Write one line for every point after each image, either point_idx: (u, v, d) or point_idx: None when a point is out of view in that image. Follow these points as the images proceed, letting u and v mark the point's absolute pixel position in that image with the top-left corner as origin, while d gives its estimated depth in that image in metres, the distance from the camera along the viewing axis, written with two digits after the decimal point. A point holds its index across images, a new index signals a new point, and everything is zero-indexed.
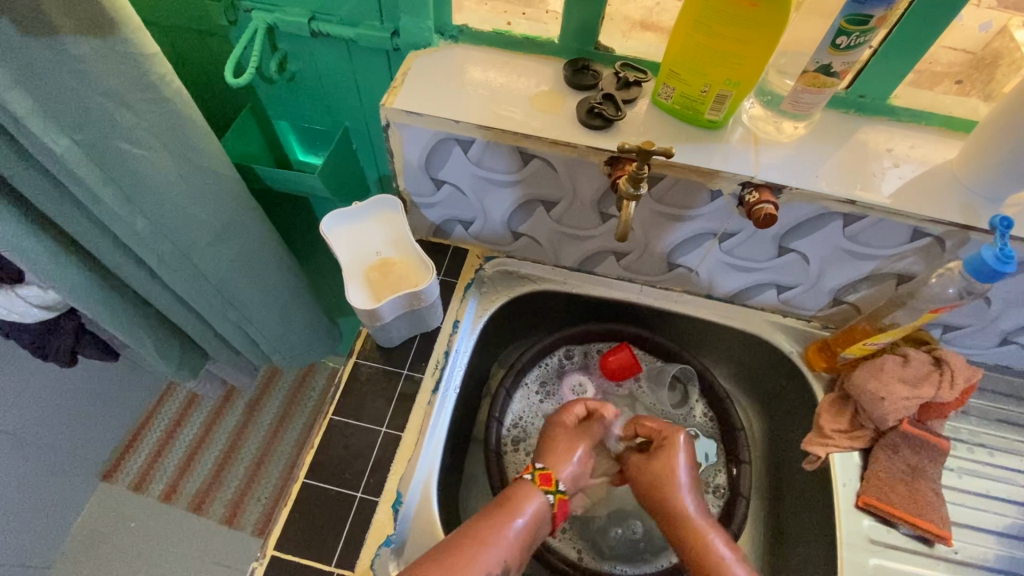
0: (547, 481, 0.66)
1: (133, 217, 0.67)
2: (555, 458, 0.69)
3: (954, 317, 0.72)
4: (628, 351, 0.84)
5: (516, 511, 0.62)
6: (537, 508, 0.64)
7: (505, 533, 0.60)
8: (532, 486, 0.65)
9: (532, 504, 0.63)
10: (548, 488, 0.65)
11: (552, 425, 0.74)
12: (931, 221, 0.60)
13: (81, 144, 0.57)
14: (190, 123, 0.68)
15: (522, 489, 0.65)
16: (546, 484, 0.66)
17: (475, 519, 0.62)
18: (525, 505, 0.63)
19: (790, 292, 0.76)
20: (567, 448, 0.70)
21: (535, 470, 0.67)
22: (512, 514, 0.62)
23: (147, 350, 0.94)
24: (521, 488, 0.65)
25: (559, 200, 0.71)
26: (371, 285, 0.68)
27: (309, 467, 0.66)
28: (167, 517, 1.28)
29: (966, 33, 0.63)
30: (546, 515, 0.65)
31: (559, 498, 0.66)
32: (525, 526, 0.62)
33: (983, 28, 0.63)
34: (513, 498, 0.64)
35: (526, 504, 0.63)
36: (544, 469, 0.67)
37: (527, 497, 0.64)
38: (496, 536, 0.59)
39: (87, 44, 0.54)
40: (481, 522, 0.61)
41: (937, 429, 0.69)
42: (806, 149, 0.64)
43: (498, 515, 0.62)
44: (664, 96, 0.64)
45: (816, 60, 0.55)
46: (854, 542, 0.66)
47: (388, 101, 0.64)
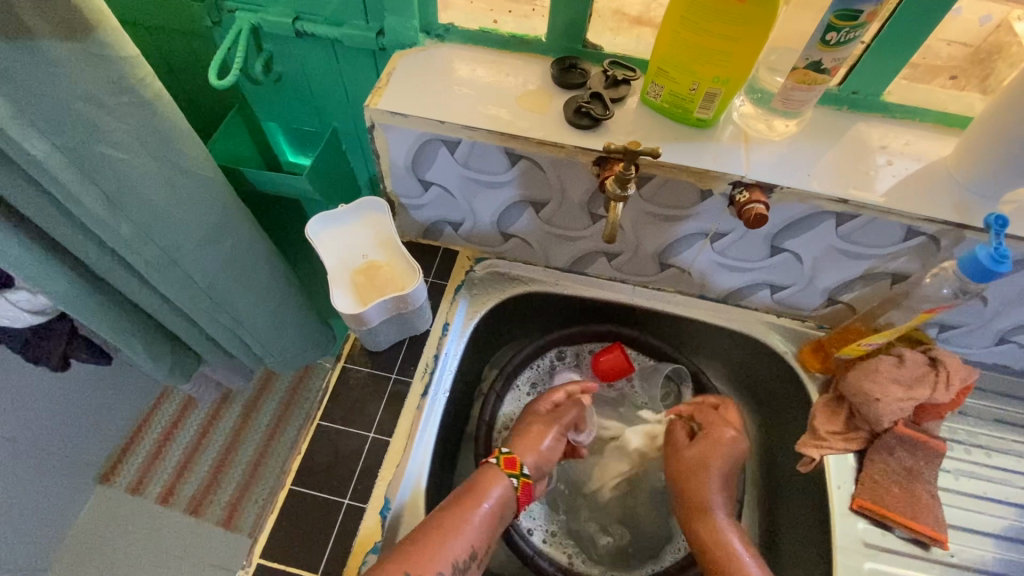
0: (511, 466, 0.66)
1: (118, 221, 0.66)
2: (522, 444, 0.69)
3: (950, 316, 0.71)
4: (620, 351, 0.82)
5: (482, 496, 0.62)
6: (503, 492, 0.64)
7: (471, 520, 0.60)
8: (498, 471, 0.65)
9: (498, 488, 0.64)
10: (512, 472, 0.65)
11: (528, 413, 0.74)
12: (925, 220, 0.59)
13: (61, 148, 0.57)
14: (173, 126, 0.67)
15: (487, 474, 0.65)
16: (510, 468, 0.66)
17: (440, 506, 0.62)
18: (490, 490, 0.63)
19: (784, 291, 0.75)
20: (535, 437, 0.70)
21: (501, 453, 0.67)
22: (478, 500, 0.62)
23: (138, 354, 0.93)
24: (486, 474, 0.65)
25: (548, 201, 0.70)
26: (357, 289, 0.68)
27: (296, 474, 0.66)
28: (163, 521, 1.26)
29: (964, 26, 0.62)
30: (511, 499, 0.65)
31: (522, 482, 0.66)
32: (492, 510, 0.62)
33: (982, 21, 0.61)
34: (478, 484, 0.64)
35: (492, 489, 0.64)
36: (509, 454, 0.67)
37: (492, 482, 0.64)
38: (462, 524, 0.59)
39: (64, 47, 0.53)
40: (447, 510, 0.61)
41: (933, 430, 0.68)
42: (798, 148, 0.63)
43: (464, 501, 0.62)
44: (653, 94, 0.63)
45: (806, 57, 0.54)
46: (848, 546, 0.65)
47: (372, 102, 0.63)
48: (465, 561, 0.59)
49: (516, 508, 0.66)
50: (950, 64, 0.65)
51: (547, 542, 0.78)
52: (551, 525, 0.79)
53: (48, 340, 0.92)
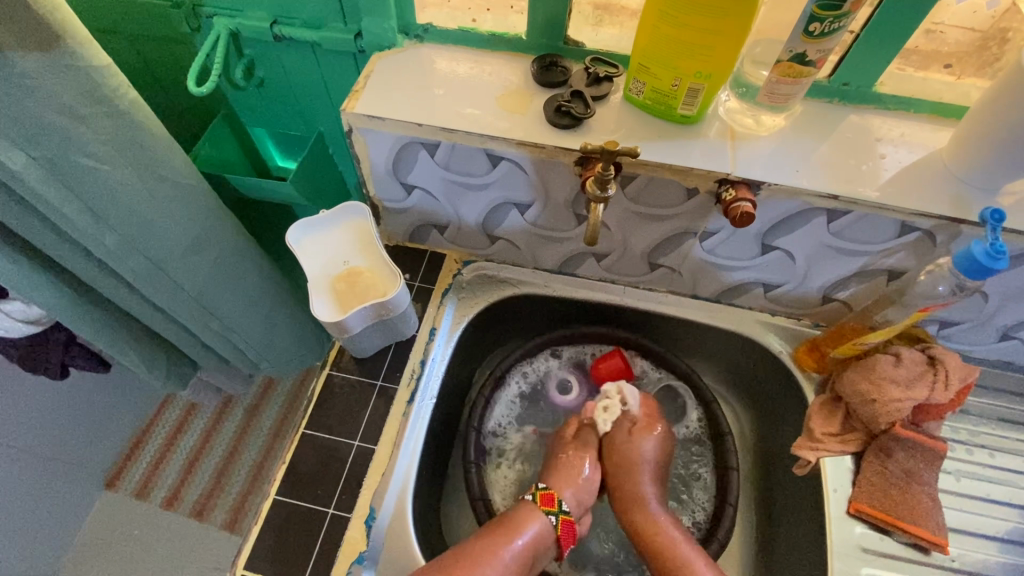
0: (549, 502, 0.68)
1: (101, 232, 0.66)
2: (561, 479, 0.71)
3: (949, 313, 0.69)
4: (619, 358, 0.82)
5: (516, 531, 0.64)
6: (539, 529, 0.65)
7: (503, 556, 0.61)
8: (534, 506, 0.67)
9: (533, 525, 0.65)
10: (551, 509, 0.67)
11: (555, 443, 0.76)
12: (919, 215, 0.57)
13: (38, 161, 0.56)
14: (151, 135, 0.67)
15: (524, 511, 0.66)
16: (548, 505, 0.67)
17: (477, 538, 0.63)
18: (526, 526, 0.64)
19: (778, 290, 0.73)
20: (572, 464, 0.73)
21: (539, 490, 0.69)
22: (511, 536, 0.63)
23: (132, 364, 0.93)
24: (526, 510, 0.66)
25: (532, 203, 0.69)
26: (338, 296, 0.67)
27: (281, 483, 0.65)
28: (167, 527, 1.23)
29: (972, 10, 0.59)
30: (549, 536, 0.66)
31: (562, 519, 0.67)
32: (525, 547, 0.63)
33: (989, 5, 0.58)
34: (515, 518, 0.65)
35: (527, 525, 0.65)
36: (547, 490, 0.69)
37: (529, 518, 0.65)
38: (493, 555, 0.61)
39: (34, 58, 0.52)
40: (484, 543, 0.62)
41: (933, 431, 0.66)
42: (787, 142, 0.61)
43: (498, 535, 0.63)
44: (636, 91, 0.61)
45: (790, 49, 0.52)
46: (845, 551, 0.63)
47: (349, 106, 0.62)
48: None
49: (556, 545, 0.67)
50: (957, 49, 0.62)
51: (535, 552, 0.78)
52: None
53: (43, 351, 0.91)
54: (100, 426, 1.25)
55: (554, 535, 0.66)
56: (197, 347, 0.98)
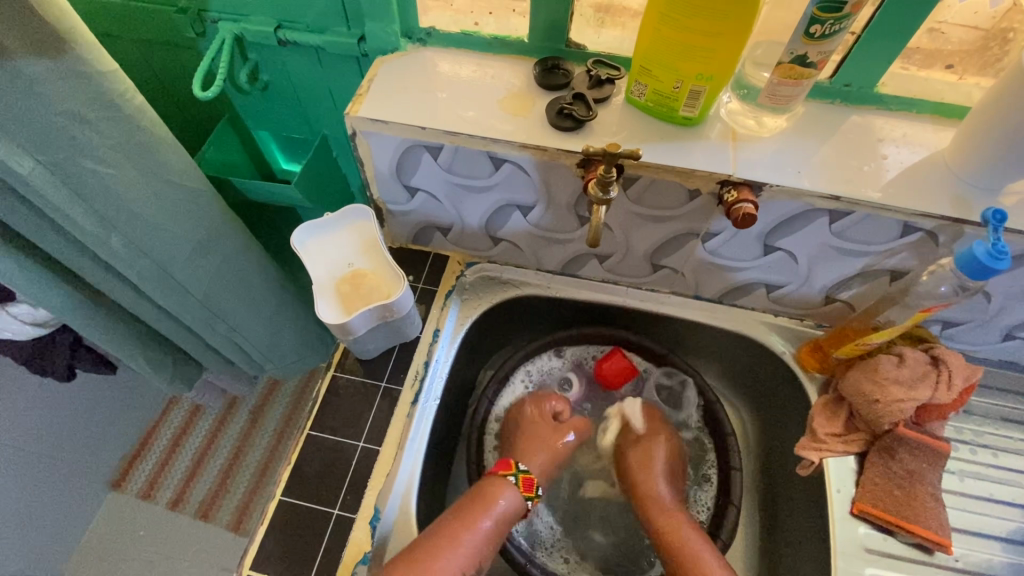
0: (508, 467, 0.71)
1: (109, 235, 0.66)
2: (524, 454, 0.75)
3: (952, 313, 0.69)
4: (620, 356, 0.82)
5: (490, 507, 0.65)
6: (510, 505, 0.67)
7: (477, 531, 0.63)
8: (498, 476, 0.69)
9: (504, 500, 0.67)
10: (511, 472, 0.70)
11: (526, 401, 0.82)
12: (922, 216, 0.57)
13: (46, 165, 0.57)
14: (157, 140, 0.68)
15: (495, 486, 0.68)
16: (508, 469, 0.70)
17: (447, 515, 0.64)
18: (499, 503, 0.66)
19: (780, 290, 0.73)
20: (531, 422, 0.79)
21: (519, 473, 0.70)
22: (485, 513, 0.65)
23: (138, 365, 0.93)
24: (495, 484, 0.68)
25: (535, 204, 0.69)
26: (342, 298, 0.68)
27: (286, 483, 0.66)
28: (173, 527, 1.24)
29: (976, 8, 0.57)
30: (518, 510, 0.68)
31: (522, 476, 0.70)
32: (495, 522, 0.65)
33: (993, 4, 0.56)
34: (489, 495, 0.67)
35: (500, 500, 0.66)
36: (527, 475, 0.71)
37: (501, 493, 0.67)
38: (467, 531, 0.62)
39: (41, 64, 0.53)
40: (459, 518, 0.63)
41: (937, 431, 0.66)
42: (788, 144, 0.61)
43: (471, 511, 0.64)
44: (638, 93, 0.61)
45: (791, 51, 0.53)
46: (848, 551, 0.63)
47: (352, 110, 0.62)
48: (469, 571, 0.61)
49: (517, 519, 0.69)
50: (957, 48, 0.61)
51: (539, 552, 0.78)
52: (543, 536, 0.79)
53: (50, 353, 0.92)
54: (106, 427, 1.26)
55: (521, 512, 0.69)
56: (202, 348, 0.99)
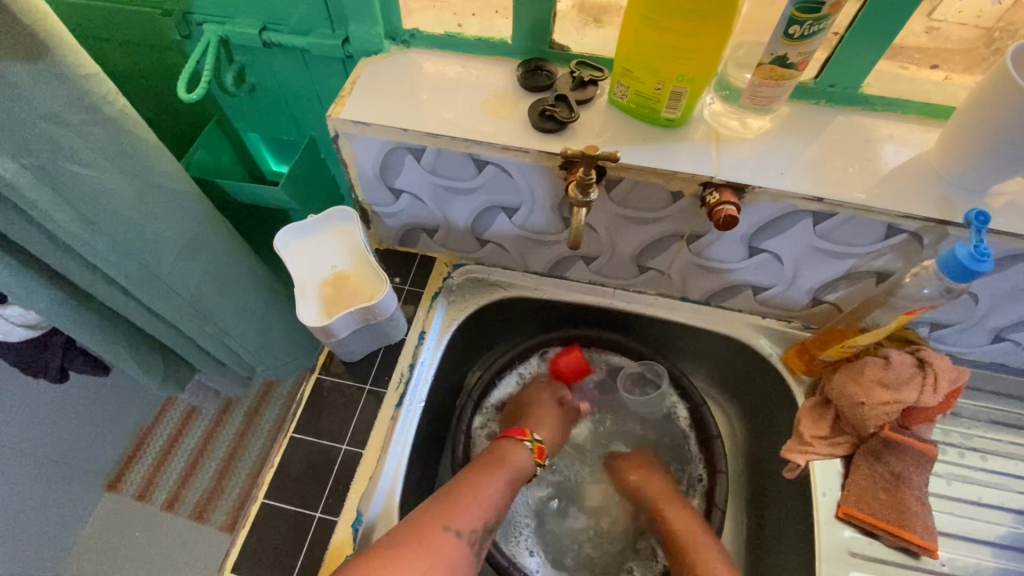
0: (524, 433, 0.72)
1: (94, 238, 0.66)
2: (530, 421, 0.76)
3: (939, 314, 0.68)
4: (577, 353, 0.82)
5: (505, 462, 0.68)
6: (523, 459, 0.70)
7: (498, 484, 0.65)
8: (513, 441, 0.71)
9: (518, 455, 0.70)
10: (527, 438, 0.72)
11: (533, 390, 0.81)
12: (905, 217, 0.57)
13: (29, 168, 0.57)
14: (142, 142, 0.68)
15: (507, 445, 0.71)
16: (524, 435, 0.72)
17: (466, 470, 0.67)
18: (512, 459, 0.69)
19: (767, 292, 0.73)
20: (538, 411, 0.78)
21: (535, 440, 0.72)
22: (499, 465, 0.67)
23: (128, 368, 0.93)
24: (506, 445, 0.71)
25: (519, 206, 0.69)
26: (326, 301, 0.68)
27: (270, 485, 0.66)
28: (168, 528, 1.24)
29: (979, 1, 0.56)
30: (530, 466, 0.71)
31: (538, 447, 0.72)
32: (511, 474, 0.68)
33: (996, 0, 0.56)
34: (500, 453, 0.69)
35: (512, 457, 0.69)
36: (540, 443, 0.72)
37: (513, 451, 0.70)
38: (485, 480, 0.65)
39: (21, 68, 0.53)
40: (474, 474, 0.66)
41: (924, 434, 0.65)
42: (773, 146, 0.61)
43: (487, 466, 0.67)
44: (620, 94, 0.61)
45: (770, 52, 0.52)
46: (833, 555, 0.63)
47: (335, 112, 0.62)
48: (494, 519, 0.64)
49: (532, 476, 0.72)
50: (957, 47, 0.61)
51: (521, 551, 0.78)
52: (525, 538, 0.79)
53: (42, 355, 0.92)
54: (100, 429, 1.26)
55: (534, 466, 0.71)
56: (193, 351, 0.99)
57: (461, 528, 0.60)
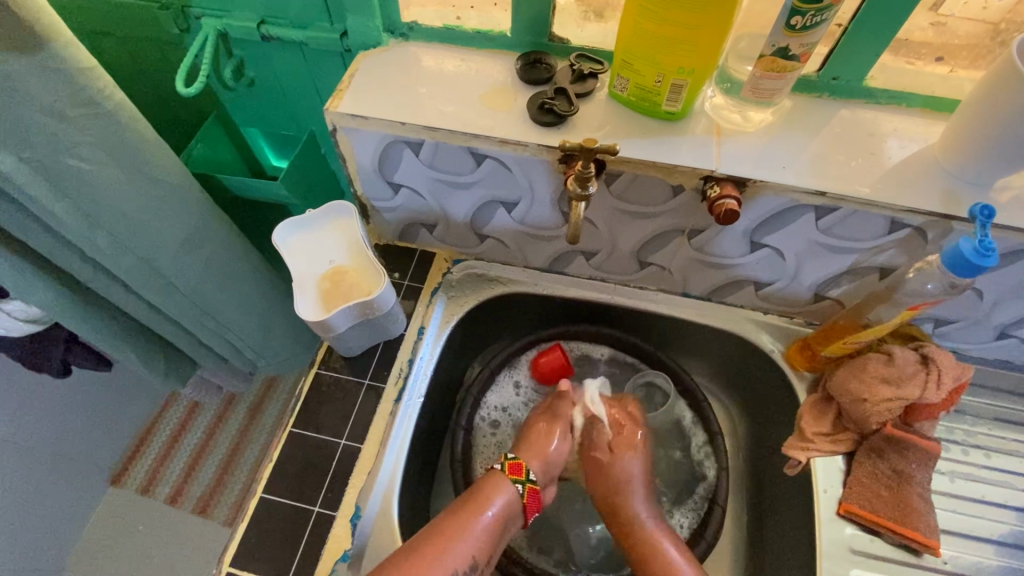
0: (516, 471, 0.66)
1: (93, 233, 0.66)
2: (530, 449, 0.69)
3: (943, 310, 0.67)
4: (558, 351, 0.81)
5: (486, 504, 0.62)
6: (507, 501, 0.63)
7: (474, 531, 0.59)
8: (503, 478, 0.65)
9: (501, 497, 0.63)
10: (518, 479, 0.65)
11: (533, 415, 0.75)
12: (909, 212, 0.56)
13: (27, 162, 0.57)
14: (139, 136, 0.67)
15: (492, 481, 0.64)
16: (516, 474, 0.65)
17: (444, 515, 0.61)
18: (493, 500, 0.62)
19: (768, 288, 0.72)
20: (542, 440, 0.70)
21: (506, 458, 0.67)
22: (480, 510, 0.61)
23: (130, 363, 0.93)
24: (490, 481, 0.64)
25: (519, 200, 0.68)
26: (324, 295, 0.68)
27: (269, 480, 0.66)
28: (171, 522, 1.24)
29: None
30: (516, 506, 0.64)
31: (530, 488, 0.65)
32: (494, 520, 0.61)
33: None
34: (482, 492, 0.63)
35: (494, 499, 0.63)
36: (515, 459, 0.67)
37: (496, 490, 0.63)
38: (462, 531, 0.59)
39: (18, 61, 0.53)
40: (449, 518, 0.60)
41: (926, 431, 0.65)
42: (775, 139, 0.60)
43: (466, 511, 0.61)
44: (620, 87, 0.60)
45: (772, 43, 0.52)
46: (833, 552, 0.62)
47: (332, 105, 0.62)
48: (466, 571, 0.58)
49: (523, 515, 0.66)
50: (963, 42, 0.59)
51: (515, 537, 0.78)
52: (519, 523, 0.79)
53: (44, 350, 0.92)
54: (103, 423, 1.26)
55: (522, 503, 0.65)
56: (194, 346, 0.99)
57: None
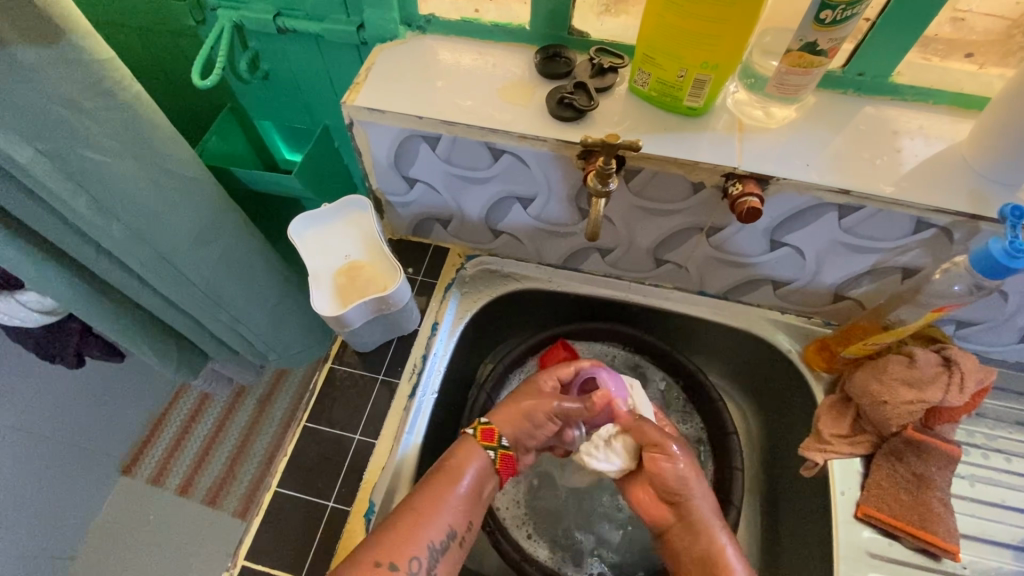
0: (488, 437, 0.64)
1: (109, 225, 0.66)
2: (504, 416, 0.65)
3: (967, 312, 0.66)
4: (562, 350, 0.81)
5: (458, 476, 0.60)
6: (478, 469, 0.61)
7: (448, 503, 0.59)
8: (473, 443, 0.63)
9: (473, 466, 0.61)
10: (490, 445, 0.63)
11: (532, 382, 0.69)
12: (935, 211, 0.55)
13: (46, 154, 0.57)
14: (156, 129, 0.67)
15: (464, 450, 0.63)
16: (487, 440, 0.63)
17: (420, 487, 0.60)
18: (464, 470, 0.61)
19: (787, 287, 0.71)
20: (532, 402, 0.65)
21: (477, 424, 0.64)
22: (453, 481, 0.60)
23: (144, 356, 0.94)
24: (460, 450, 0.63)
25: (535, 196, 0.67)
26: (339, 290, 0.68)
27: (283, 475, 0.66)
28: (182, 512, 1.24)
29: None
30: (488, 473, 0.62)
31: (501, 454, 0.64)
32: (469, 489, 0.60)
33: None
34: (451, 462, 0.61)
35: (464, 469, 0.61)
36: (487, 425, 0.64)
37: (467, 459, 0.62)
38: (439, 506, 0.58)
39: (38, 53, 0.53)
40: (423, 490, 0.59)
41: (947, 435, 0.64)
42: (799, 136, 0.59)
43: (439, 484, 0.60)
44: (641, 82, 0.59)
45: (799, 38, 0.51)
46: (851, 555, 0.62)
47: (349, 99, 0.61)
48: (444, 542, 0.58)
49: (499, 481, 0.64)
50: (990, 38, 0.58)
51: (526, 539, 0.78)
52: (527, 524, 0.79)
53: (59, 341, 0.92)
54: None
55: (494, 468, 0.63)
56: (208, 339, 0.99)
57: (396, 562, 0.55)
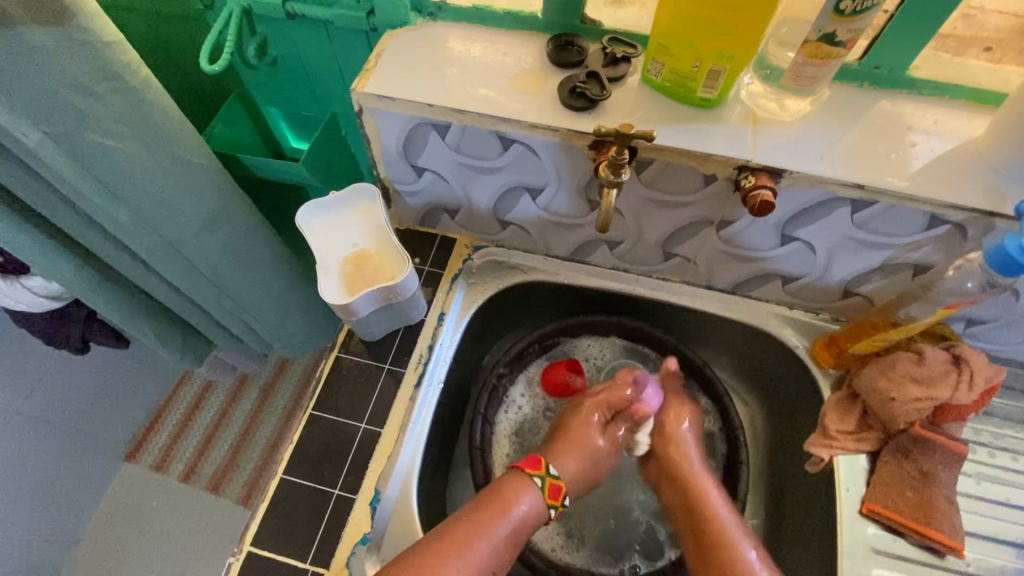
0: (554, 495, 0.63)
1: (116, 209, 0.65)
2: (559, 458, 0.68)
3: (978, 310, 0.66)
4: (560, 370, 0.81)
5: (509, 512, 0.60)
6: (533, 508, 0.61)
7: (492, 537, 0.58)
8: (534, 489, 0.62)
9: (525, 505, 0.61)
10: (553, 504, 0.63)
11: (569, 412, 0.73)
12: (949, 207, 0.54)
13: (53, 138, 0.56)
14: (161, 112, 0.66)
15: (521, 487, 0.62)
16: (553, 498, 0.63)
17: (470, 514, 0.59)
18: (518, 505, 0.60)
19: (798, 281, 0.71)
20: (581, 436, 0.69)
21: (549, 477, 0.64)
22: (505, 515, 0.59)
23: (149, 343, 0.94)
24: (522, 486, 0.62)
25: (545, 186, 0.67)
26: (346, 279, 0.68)
27: (289, 462, 0.66)
28: (185, 500, 1.25)
29: None
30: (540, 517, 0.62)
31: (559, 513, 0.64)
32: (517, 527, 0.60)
33: None
34: (507, 495, 0.61)
35: (521, 504, 0.61)
36: (556, 482, 0.64)
37: (523, 494, 0.61)
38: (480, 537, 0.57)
39: (46, 35, 0.52)
40: (474, 518, 0.58)
41: (954, 432, 0.64)
42: (813, 129, 0.58)
43: (490, 514, 0.59)
44: (654, 72, 0.59)
45: (818, 28, 0.50)
46: (855, 551, 0.62)
47: (359, 85, 0.61)
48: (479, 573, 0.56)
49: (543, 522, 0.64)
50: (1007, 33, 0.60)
51: (555, 552, 0.76)
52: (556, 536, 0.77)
53: (64, 326, 0.92)
54: None
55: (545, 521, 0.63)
56: (213, 328, 0.99)
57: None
